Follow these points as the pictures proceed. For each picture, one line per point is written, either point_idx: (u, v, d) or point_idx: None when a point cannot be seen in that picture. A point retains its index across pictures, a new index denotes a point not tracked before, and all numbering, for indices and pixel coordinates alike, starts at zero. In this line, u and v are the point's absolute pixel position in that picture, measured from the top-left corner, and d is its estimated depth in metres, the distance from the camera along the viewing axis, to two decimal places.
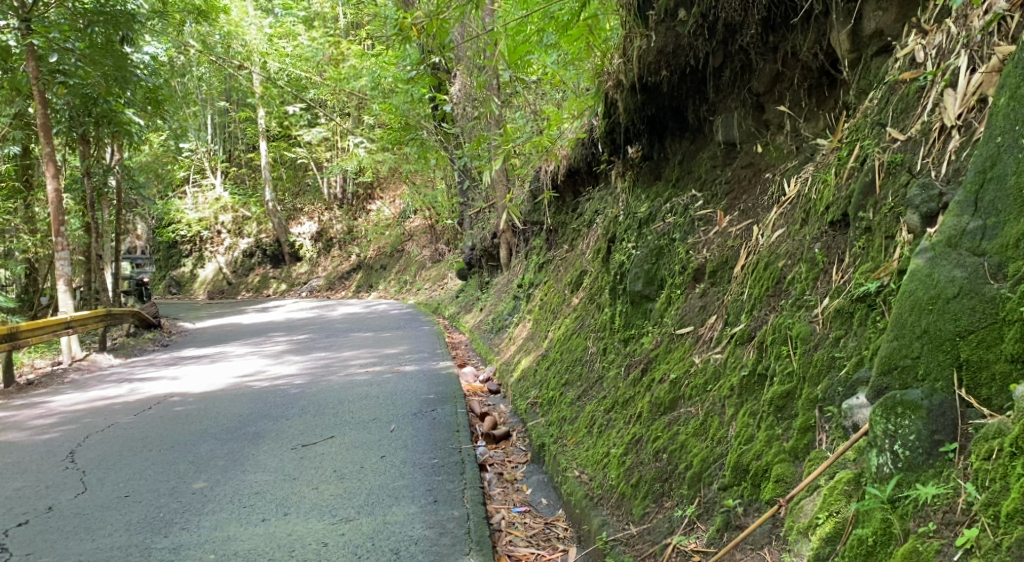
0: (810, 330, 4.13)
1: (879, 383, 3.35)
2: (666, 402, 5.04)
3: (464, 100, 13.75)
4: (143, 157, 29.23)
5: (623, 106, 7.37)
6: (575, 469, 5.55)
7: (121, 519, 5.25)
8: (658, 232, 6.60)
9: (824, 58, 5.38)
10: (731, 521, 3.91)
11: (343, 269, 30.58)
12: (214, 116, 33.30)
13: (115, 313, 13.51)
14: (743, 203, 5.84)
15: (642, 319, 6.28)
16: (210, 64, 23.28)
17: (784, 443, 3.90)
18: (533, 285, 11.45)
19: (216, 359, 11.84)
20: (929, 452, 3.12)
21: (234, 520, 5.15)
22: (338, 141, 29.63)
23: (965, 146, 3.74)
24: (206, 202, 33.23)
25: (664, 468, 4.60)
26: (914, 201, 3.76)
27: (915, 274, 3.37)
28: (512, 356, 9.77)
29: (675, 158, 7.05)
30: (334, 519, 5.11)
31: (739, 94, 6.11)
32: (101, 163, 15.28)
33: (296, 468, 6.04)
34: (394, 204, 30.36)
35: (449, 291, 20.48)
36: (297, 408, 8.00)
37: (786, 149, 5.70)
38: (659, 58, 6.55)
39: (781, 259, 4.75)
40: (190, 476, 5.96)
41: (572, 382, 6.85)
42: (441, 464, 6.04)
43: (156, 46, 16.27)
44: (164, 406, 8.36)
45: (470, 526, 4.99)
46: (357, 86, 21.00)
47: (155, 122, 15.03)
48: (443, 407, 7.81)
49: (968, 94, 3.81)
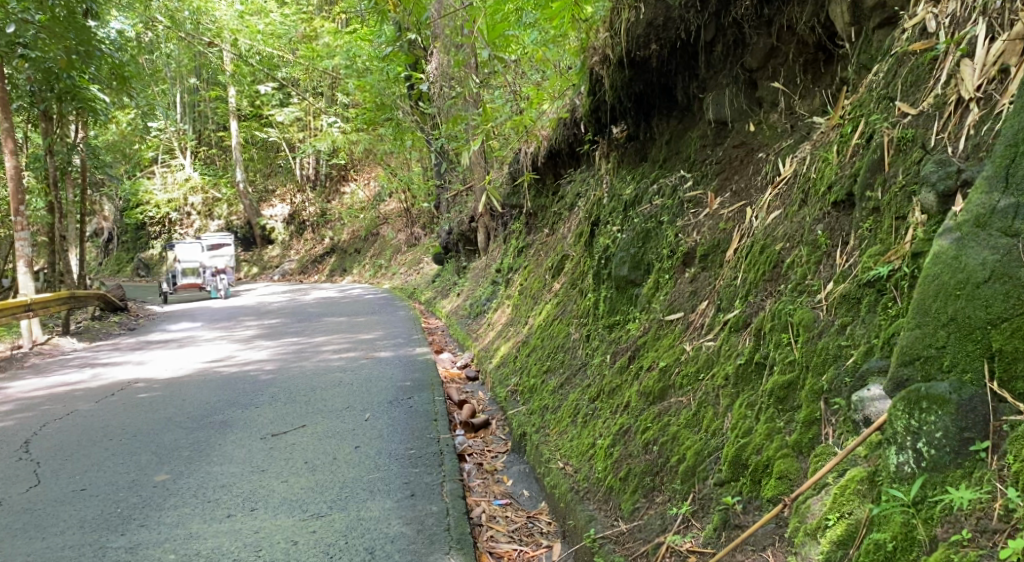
0: (813, 316, 3.88)
1: (898, 375, 3.11)
2: (655, 391, 4.78)
3: (440, 79, 13.36)
4: (110, 136, 28.24)
5: (609, 83, 7.07)
6: (558, 461, 5.29)
7: (76, 515, 4.93)
8: (644, 214, 6.34)
9: (821, 31, 5.13)
10: (730, 520, 3.67)
11: (316, 252, 30.34)
12: (184, 95, 32.57)
13: (79, 296, 13.06)
14: (734, 183, 5.58)
15: (627, 305, 6.01)
16: (178, 39, 22.60)
17: (786, 437, 3.66)
18: (511, 271, 11.18)
19: (186, 344, 11.48)
20: (958, 451, 2.89)
21: (197, 517, 4.84)
22: (311, 121, 29.13)
23: (986, 119, 3.50)
24: (175, 183, 32.46)
25: (654, 461, 4.34)
26: (930, 178, 3.51)
27: (940, 257, 3.13)
28: (490, 342, 9.51)
29: (661, 138, 6.78)
30: (305, 515, 4.82)
31: (731, 71, 5.84)
32: (67, 141, 14.69)
33: (264, 459, 5.74)
34: (369, 187, 29.98)
35: (424, 276, 20.17)
36: (267, 395, 7.69)
37: (780, 127, 5.45)
38: (649, 31, 6.23)
39: (779, 242, 4.49)
40: (151, 467, 5.65)
41: (554, 369, 6.59)
42: (418, 455, 5.77)
43: (122, 22, 15.77)
44: (130, 393, 8.03)
45: (449, 523, 4.71)
46: (331, 64, 20.57)
47: (121, 97, 14.45)
48: (420, 394, 7.54)
49: (987, 64, 3.58)
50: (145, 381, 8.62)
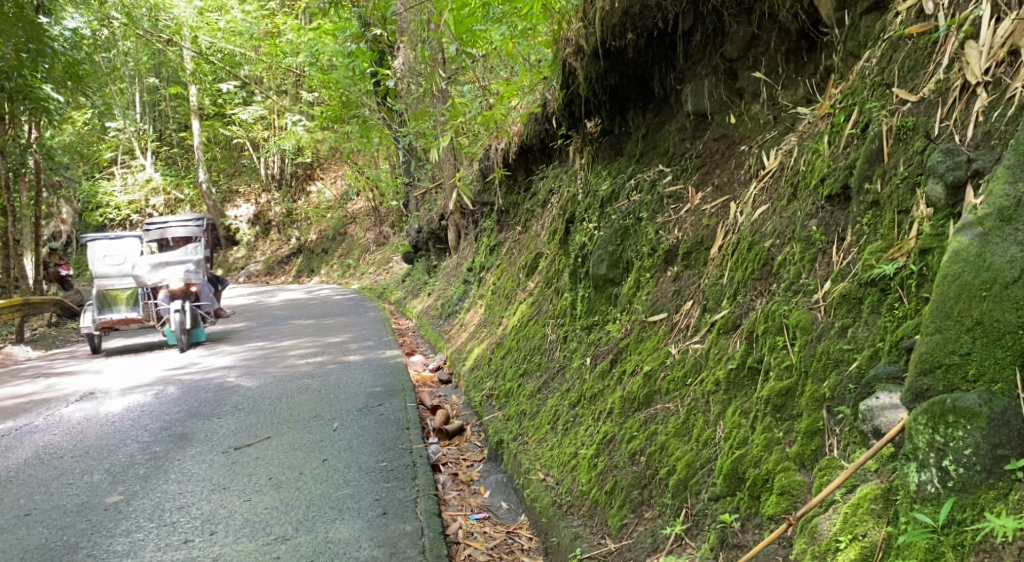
0: (811, 319, 3.63)
1: (916, 385, 2.89)
2: (640, 397, 4.50)
3: (407, 75, 13.01)
4: (66, 136, 27.45)
5: (582, 75, 6.73)
6: (538, 471, 5.01)
7: (18, 545, 4.58)
8: (622, 211, 6.07)
9: (805, 18, 4.87)
10: (728, 539, 3.42)
11: (282, 253, 29.95)
12: (143, 94, 31.94)
13: (34, 302, 12.53)
14: (716, 177, 5.33)
15: (607, 305, 5.75)
16: (135, 38, 22.06)
17: (786, 448, 3.41)
18: (483, 270, 10.90)
19: (144, 352, 10.76)
20: (989, 470, 2.67)
21: (150, 544, 4.51)
22: (275, 120, 28.59)
23: (996, 105, 3.29)
24: (135, 184, 31.21)
25: (642, 473, 4.07)
26: (937, 168, 3.30)
27: (961, 254, 2.93)
28: (463, 344, 9.21)
29: (637, 132, 6.50)
30: (268, 539, 4.51)
31: (710, 60, 5.56)
32: (20, 141, 14.13)
33: (226, 476, 5.42)
34: (336, 186, 29.67)
35: (393, 276, 19.82)
36: (229, 405, 7.33)
37: (762, 119, 5.21)
38: (624, 20, 5.88)
39: (768, 238, 4.25)
40: (104, 488, 5.31)
41: (530, 373, 6.30)
42: (390, 468, 5.47)
43: (77, 21, 15.37)
44: (59, 411, 7.38)
45: (424, 544, 4.41)
46: (293, 62, 20.18)
47: (76, 96, 13.97)
48: (391, 401, 7.22)
49: (995, 46, 3.37)
50: (83, 398, 7.95)
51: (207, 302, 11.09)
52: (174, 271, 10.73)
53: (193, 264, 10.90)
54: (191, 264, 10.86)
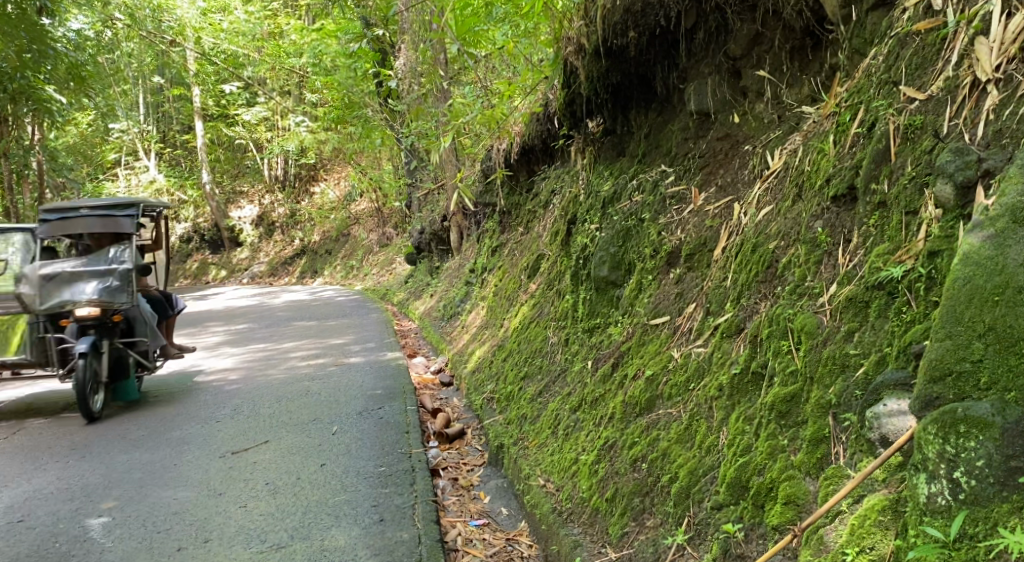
0: (817, 323, 3.54)
1: (926, 393, 2.80)
2: (641, 402, 4.41)
3: (409, 75, 12.91)
4: (70, 138, 27.43)
5: (584, 74, 6.63)
6: (539, 477, 4.92)
7: (9, 551, 4.51)
8: (624, 212, 5.98)
9: (809, 15, 4.76)
10: (731, 550, 3.33)
11: (286, 254, 29.96)
12: (147, 96, 31.90)
13: None
14: (719, 178, 5.23)
15: (608, 307, 5.67)
16: (138, 39, 22.02)
17: (790, 456, 3.32)
18: (485, 271, 10.80)
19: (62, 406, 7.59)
20: (1003, 482, 2.58)
21: (144, 551, 4.43)
22: (278, 121, 28.54)
23: (1008, 102, 3.20)
24: (138, 184, 30.78)
25: (643, 480, 3.99)
26: (947, 168, 3.21)
27: (972, 258, 2.84)
28: (465, 346, 9.11)
29: (640, 132, 6.41)
30: (263, 546, 4.43)
31: (714, 59, 5.45)
32: (23, 143, 14.05)
33: (222, 481, 5.34)
34: (339, 187, 29.63)
35: (396, 276, 19.74)
36: (228, 409, 7.25)
37: (767, 118, 5.11)
38: (626, 18, 5.78)
39: (772, 240, 4.15)
40: (98, 493, 5.23)
41: (531, 376, 6.21)
42: (388, 473, 5.39)
43: (80, 23, 15.33)
44: (34, 429, 6.85)
45: (421, 552, 4.34)
46: (296, 62, 20.10)
47: (79, 97, 13.90)
48: (391, 403, 7.14)
49: (1007, 42, 3.28)
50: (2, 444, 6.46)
51: (144, 338, 7.43)
52: (80, 287, 7.05)
53: (118, 275, 7.16)
54: (114, 276, 7.13)
